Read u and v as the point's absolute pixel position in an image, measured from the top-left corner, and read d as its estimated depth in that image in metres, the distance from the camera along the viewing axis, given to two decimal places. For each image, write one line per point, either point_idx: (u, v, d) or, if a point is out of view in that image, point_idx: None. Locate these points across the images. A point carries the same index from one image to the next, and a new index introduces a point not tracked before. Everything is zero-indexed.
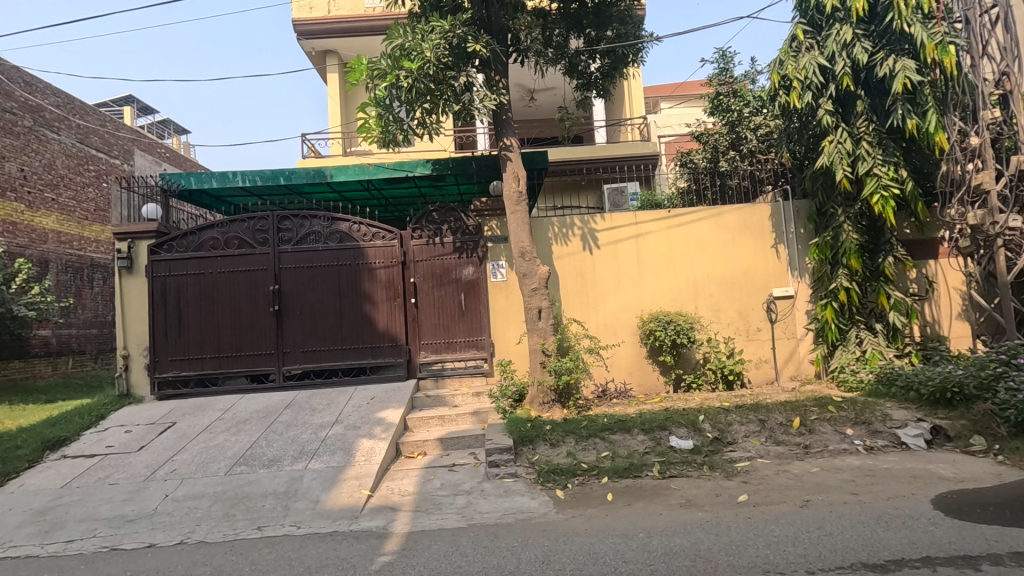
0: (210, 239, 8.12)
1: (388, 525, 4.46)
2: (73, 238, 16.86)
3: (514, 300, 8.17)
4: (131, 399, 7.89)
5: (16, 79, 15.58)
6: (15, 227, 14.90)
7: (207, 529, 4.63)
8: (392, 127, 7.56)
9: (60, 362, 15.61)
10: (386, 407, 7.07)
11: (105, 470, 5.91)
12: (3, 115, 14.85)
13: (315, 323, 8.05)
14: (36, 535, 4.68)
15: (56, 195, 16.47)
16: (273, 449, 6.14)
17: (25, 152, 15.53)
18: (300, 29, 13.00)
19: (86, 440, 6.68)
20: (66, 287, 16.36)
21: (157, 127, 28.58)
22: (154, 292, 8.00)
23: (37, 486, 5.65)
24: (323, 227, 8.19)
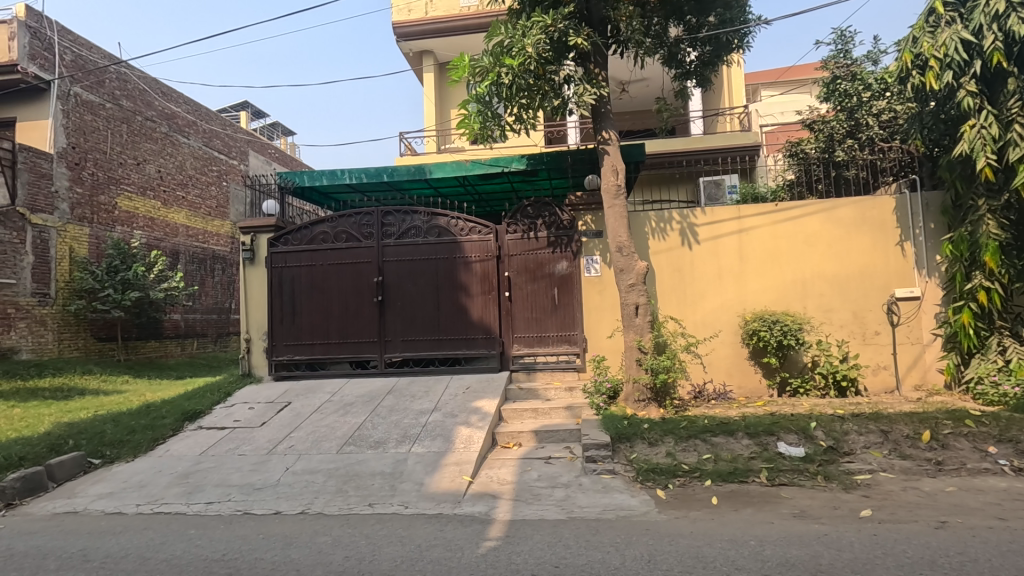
0: (321, 233, 8.70)
1: (490, 511, 4.59)
2: (199, 232, 18.75)
3: (608, 296, 8.08)
4: (253, 378, 8.65)
5: (156, 89, 17.51)
6: (153, 222, 16.87)
7: (324, 502, 4.99)
8: (490, 123, 7.67)
9: (187, 343, 17.40)
10: (481, 397, 7.25)
11: (234, 441, 6.53)
12: (144, 123, 16.76)
13: (414, 314, 8.40)
14: (182, 495, 5.28)
15: (186, 193, 18.35)
16: (378, 432, 6.50)
17: (161, 155, 17.44)
18: (399, 32, 13.58)
19: (217, 413, 7.41)
20: (193, 276, 18.18)
21: (269, 130, 31.01)
22: (272, 283, 8.70)
23: (180, 452, 6.35)
24: (423, 222, 8.52)
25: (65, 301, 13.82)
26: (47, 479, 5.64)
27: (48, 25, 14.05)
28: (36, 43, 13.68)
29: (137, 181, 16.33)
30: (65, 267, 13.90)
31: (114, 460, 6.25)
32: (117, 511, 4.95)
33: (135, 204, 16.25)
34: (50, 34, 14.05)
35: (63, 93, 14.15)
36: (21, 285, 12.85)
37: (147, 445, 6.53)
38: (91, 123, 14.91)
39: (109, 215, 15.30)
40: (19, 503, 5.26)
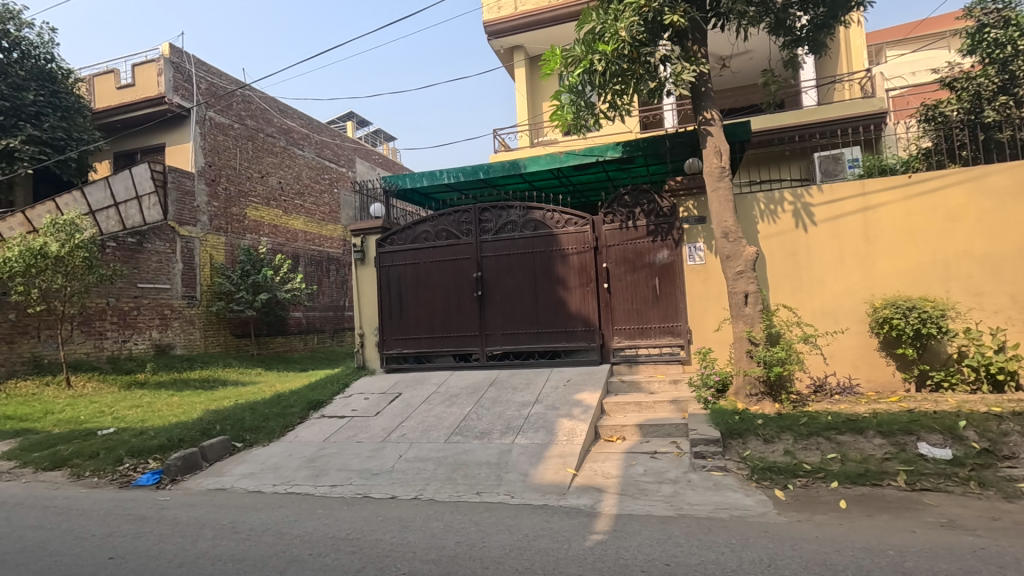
0: (423, 232, 9.08)
1: (595, 505, 4.56)
2: (315, 236, 20.37)
3: (713, 284, 7.68)
4: (366, 370, 9.23)
5: (275, 108, 19.22)
6: (276, 229, 18.59)
7: (435, 488, 5.23)
8: (583, 112, 7.60)
9: (309, 338, 18.99)
10: (583, 389, 7.22)
11: (352, 429, 7.04)
12: (265, 139, 18.49)
13: (513, 308, 8.53)
14: (311, 477, 5.78)
15: (303, 201, 20.00)
16: (483, 423, 6.69)
17: (281, 167, 19.11)
18: (490, 31, 13.81)
19: (337, 403, 8.02)
20: (311, 277, 19.80)
21: (372, 138, 32.87)
22: (381, 281, 9.22)
23: (307, 438, 6.96)
24: (520, 217, 8.61)
25: (208, 303, 15.69)
26: (201, 458, 6.43)
27: (187, 59, 15.92)
28: (178, 76, 15.54)
29: (261, 192, 18.09)
30: (207, 273, 15.81)
31: (253, 444, 6.98)
32: (257, 489, 5.54)
33: (261, 213, 17.99)
34: (189, 67, 15.92)
35: (201, 118, 15.97)
36: (174, 290, 14.76)
37: (279, 430, 7.23)
38: (223, 143, 16.71)
39: (240, 225, 17.07)
40: (181, 479, 6.05)
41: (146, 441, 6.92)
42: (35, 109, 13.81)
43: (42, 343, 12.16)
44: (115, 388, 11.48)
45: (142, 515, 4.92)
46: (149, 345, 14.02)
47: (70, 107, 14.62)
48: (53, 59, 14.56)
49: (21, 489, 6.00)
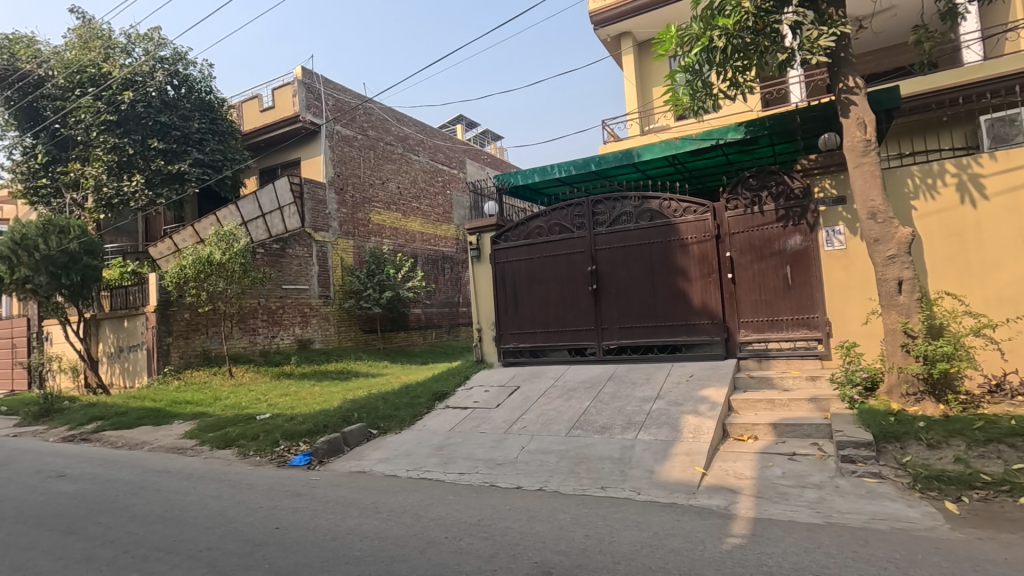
0: (536, 227, 9.14)
1: (729, 506, 4.32)
2: (431, 237, 21.39)
3: (857, 271, 6.96)
4: (485, 364, 9.52)
5: (393, 117, 20.43)
6: (397, 231, 19.83)
7: (559, 481, 5.27)
8: (701, 93, 7.15)
9: (428, 333, 20.01)
10: (708, 385, 6.88)
11: (475, 420, 7.32)
12: (385, 147, 19.73)
13: (629, 301, 8.34)
14: (440, 464, 6.10)
15: (419, 204, 21.08)
16: (603, 417, 6.62)
17: (400, 173, 20.29)
18: (596, 20, 13.57)
19: (459, 395, 8.38)
20: (428, 275, 20.82)
21: (480, 138, 33.79)
22: (497, 277, 9.45)
23: (434, 427, 7.35)
24: (635, 207, 8.38)
25: (340, 301, 17.15)
26: (343, 443, 7.04)
27: (317, 79, 17.48)
28: (310, 95, 17.12)
29: (383, 197, 19.38)
30: (339, 273, 17.29)
31: (387, 431, 7.50)
32: (393, 474, 5.96)
33: (383, 217, 19.29)
34: (319, 86, 17.45)
35: (329, 132, 17.45)
36: (311, 290, 16.32)
37: (409, 419, 7.71)
38: (349, 154, 18.14)
39: (365, 228, 18.42)
40: (327, 461, 6.69)
41: (296, 426, 7.73)
42: (199, 135, 15.94)
43: (210, 339, 14.06)
44: (267, 378, 12.97)
45: (298, 492, 5.50)
46: (293, 339, 15.62)
47: (225, 132, 16.72)
48: (211, 90, 16.73)
49: (202, 464, 6.99)
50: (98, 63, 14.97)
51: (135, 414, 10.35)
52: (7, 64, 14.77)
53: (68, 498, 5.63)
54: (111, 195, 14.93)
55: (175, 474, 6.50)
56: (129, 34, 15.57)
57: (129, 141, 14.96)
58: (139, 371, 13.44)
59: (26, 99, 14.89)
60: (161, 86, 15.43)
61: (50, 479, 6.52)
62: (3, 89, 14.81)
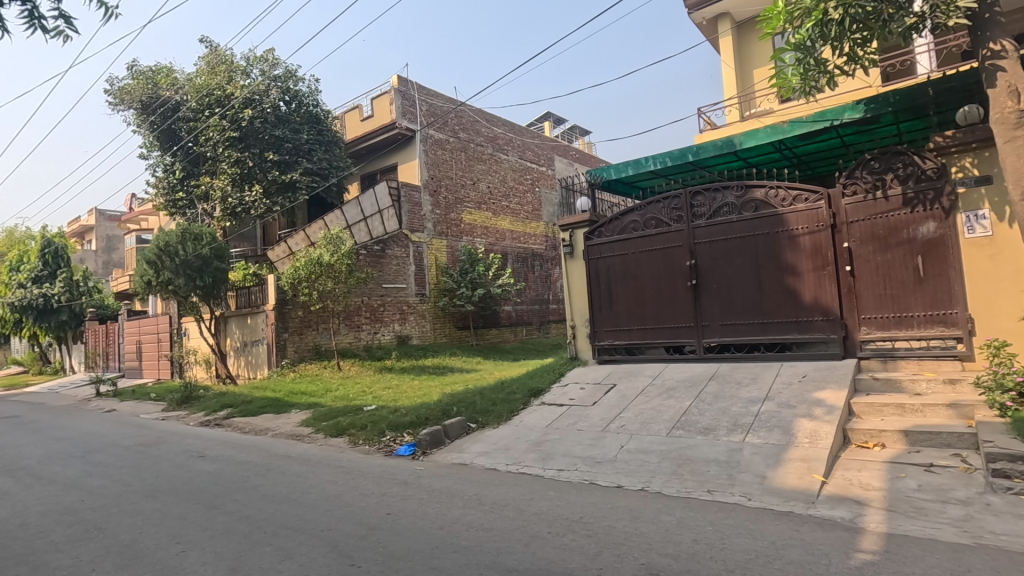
0: (631, 222, 8.94)
1: (856, 519, 3.97)
2: (520, 234, 21.57)
3: (1005, 261, 6.14)
4: (579, 361, 9.46)
5: (483, 117, 20.82)
6: (488, 230, 20.25)
7: (662, 482, 5.12)
8: (813, 71, 6.60)
9: (519, 330, 20.25)
10: (824, 387, 6.37)
11: (572, 417, 7.30)
12: (475, 148, 20.16)
13: (732, 296, 7.92)
14: (538, 459, 6.14)
15: (509, 202, 21.32)
16: (707, 418, 6.34)
17: (490, 172, 20.65)
18: (691, 4, 12.99)
19: (555, 391, 8.39)
20: (518, 273, 21.02)
21: (567, 133, 33.57)
22: (590, 274, 9.35)
23: (531, 423, 7.42)
24: (738, 197, 7.94)
25: (435, 299, 17.80)
26: (445, 435, 7.30)
27: (412, 87, 18.22)
28: (406, 102, 17.90)
29: (474, 197, 19.85)
30: (434, 272, 17.95)
31: (485, 425, 7.68)
32: (493, 467, 6.09)
33: (474, 217, 19.76)
34: (413, 93, 18.18)
35: (423, 137, 18.15)
36: (409, 288, 17.07)
37: (506, 415, 7.84)
38: (442, 157, 18.76)
39: (458, 228, 18.97)
40: (430, 452, 6.97)
41: (400, 418, 8.12)
42: (308, 146, 17.18)
43: (320, 335, 15.15)
44: (371, 372, 13.77)
45: (405, 480, 5.78)
46: (393, 335, 16.45)
47: (331, 141, 17.90)
48: (318, 103, 17.94)
49: (319, 451, 7.55)
50: (223, 86, 16.53)
51: (259, 403, 11.40)
52: (151, 93, 16.86)
53: (209, 476, 6.31)
54: (235, 205, 16.59)
55: (295, 458, 7.08)
56: (248, 57, 17.10)
57: (249, 155, 16.49)
58: (261, 364, 14.78)
59: (166, 123, 16.89)
60: (274, 102, 16.80)
61: (193, 458, 7.35)
62: (149, 115, 16.99)
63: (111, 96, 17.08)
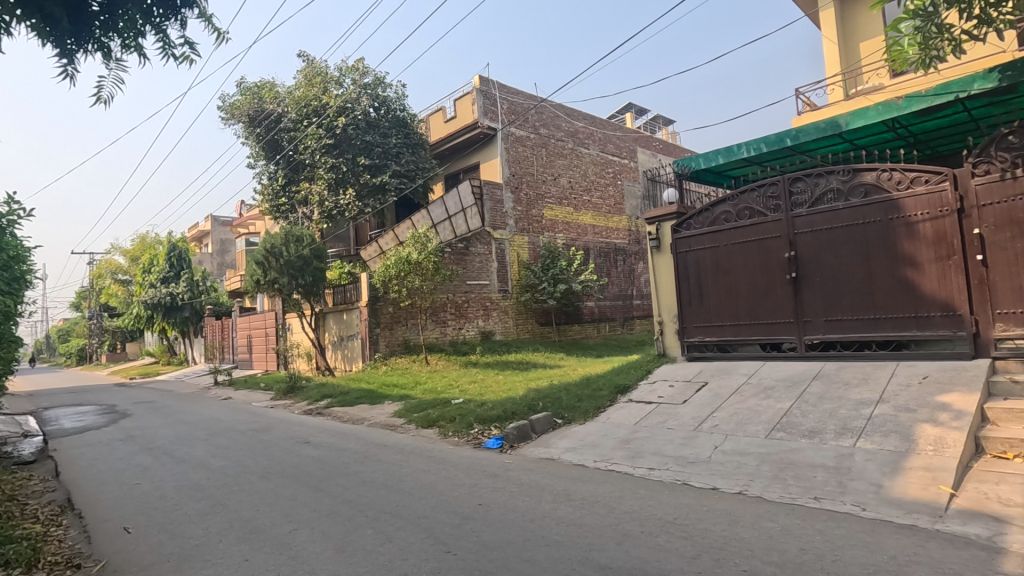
0: (722, 213, 8.54)
1: (995, 538, 3.54)
2: (603, 229, 21.24)
3: None
4: (668, 358, 9.18)
5: (564, 112, 20.67)
6: (569, 225, 20.12)
7: (762, 486, 4.84)
8: (935, 39, 5.84)
9: (602, 326, 19.99)
10: (949, 390, 5.74)
11: (661, 415, 7.10)
12: (556, 143, 20.09)
13: (838, 290, 7.33)
14: (627, 457, 6.02)
15: (591, 197, 21.04)
16: (810, 420, 5.93)
17: (571, 167, 20.49)
18: None
19: (642, 388, 8.21)
20: (601, 268, 20.69)
21: (650, 124, 32.53)
22: (679, 268, 9.03)
23: (619, 420, 7.29)
24: (844, 182, 7.34)
25: (517, 295, 17.98)
26: (531, 430, 7.36)
27: (493, 86, 18.46)
28: (487, 101, 18.18)
29: (555, 193, 19.81)
30: (516, 269, 18.13)
31: (571, 421, 7.66)
32: (581, 463, 6.05)
33: (556, 212, 19.72)
34: (495, 92, 18.42)
35: (505, 135, 18.35)
36: (492, 285, 17.36)
37: (593, 411, 7.77)
38: (523, 154, 18.88)
39: (539, 224, 19.02)
40: (518, 445, 7.07)
41: (488, 411, 8.28)
42: (396, 150, 17.94)
43: (409, 330, 15.80)
44: (457, 366, 14.18)
45: (494, 473, 5.89)
46: (477, 331, 16.80)
47: (417, 143, 18.59)
48: (404, 108, 18.66)
49: (412, 441, 7.88)
50: (319, 97, 17.63)
51: (355, 394, 12.09)
52: (257, 107, 18.32)
53: (314, 461, 6.79)
54: (331, 208, 17.68)
55: (390, 448, 7.44)
56: (341, 68, 18.09)
57: (343, 160, 17.48)
58: (355, 357, 15.66)
59: (270, 134, 18.28)
60: (365, 109, 17.66)
61: (300, 444, 7.93)
62: (256, 128, 18.48)
63: (224, 112, 18.75)
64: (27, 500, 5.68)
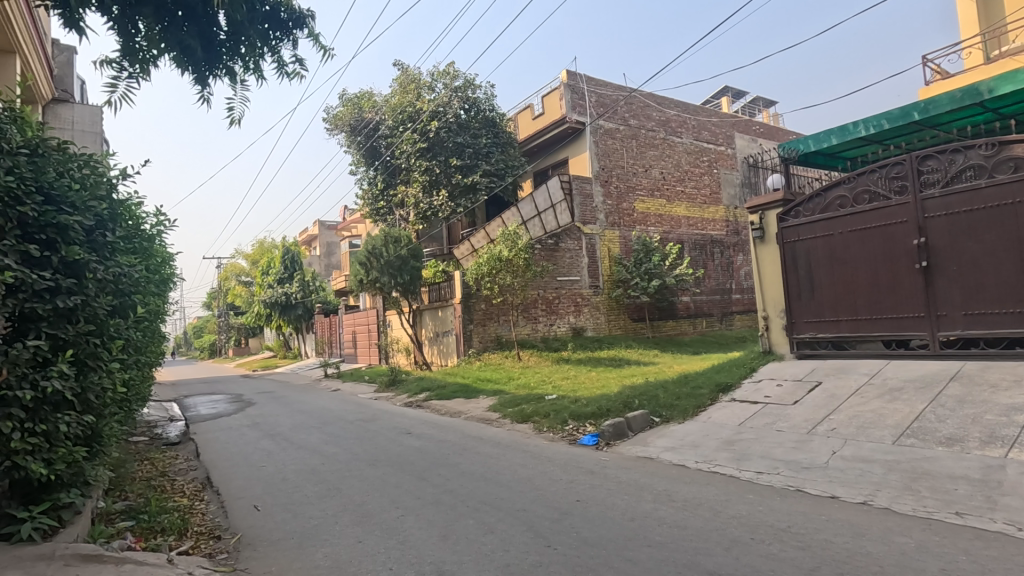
0: (837, 198, 7.85)
1: None
2: (698, 220, 20.32)
3: None
4: (774, 355, 8.62)
5: (654, 101, 19.98)
6: (662, 218, 19.45)
7: (891, 497, 4.40)
8: None
9: (698, 322, 19.15)
10: None
11: (769, 416, 6.66)
12: (647, 134, 19.47)
13: (981, 280, 6.48)
14: (732, 459, 5.72)
15: (685, 187, 20.20)
16: (948, 427, 5.29)
17: (663, 158, 19.77)
18: None
19: (746, 387, 7.77)
20: (697, 261, 19.80)
21: (749, 107, 30.54)
22: (785, 259, 8.41)
23: (721, 420, 6.95)
24: (987, 157, 6.47)
25: (609, 290, 17.68)
26: (627, 428, 7.21)
27: (581, 79, 18.27)
28: (575, 96, 18.04)
29: (647, 185, 19.24)
30: (607, 264, 17.83)
31: (670, 419, 7.41)
32: (682, 464, 5.83)
33: (647, 205, 19.15)
34: (583, 85, 18.22)
35: (593, 128, 18.10)
36: (582, 280, 17.22)
37: (692, 410, 7.46)
38: (613, 146, 18.52)
39: (630, 218, 18.57)
40: (614, 443, 6.95)
41: (582, 408, 8.23)
42: (486, 149, 18.33)
43: (501, 326, 16.08)
44: (549, 362, 14.23)
45: (591, 469, 5.84)
46: (568, 327, 16.75)
47: (506, 142, 18.88)
48: (493, 108, 18.96)
49: (508, 435, 8.01)
50: (413, 103, 18.37)
51: (451, 387, 12.52)
52: (358, 117, 19.45)
53: (416, 451, 7.11)
54: (426, 209, 18.40)
55: (486, 441, 7.62)
56: (432, 73, 18.72)
57: (436, 163, 18.11)
58: (450, 353, 16.21)
59: (369, 141, 19.33)
60: (456, 111, 18.17)
61: (402, 435, 8.34)
62: (357, 136, 19.65)
63: (328, 123, 20.11)
64: (175, 476, 6.46)
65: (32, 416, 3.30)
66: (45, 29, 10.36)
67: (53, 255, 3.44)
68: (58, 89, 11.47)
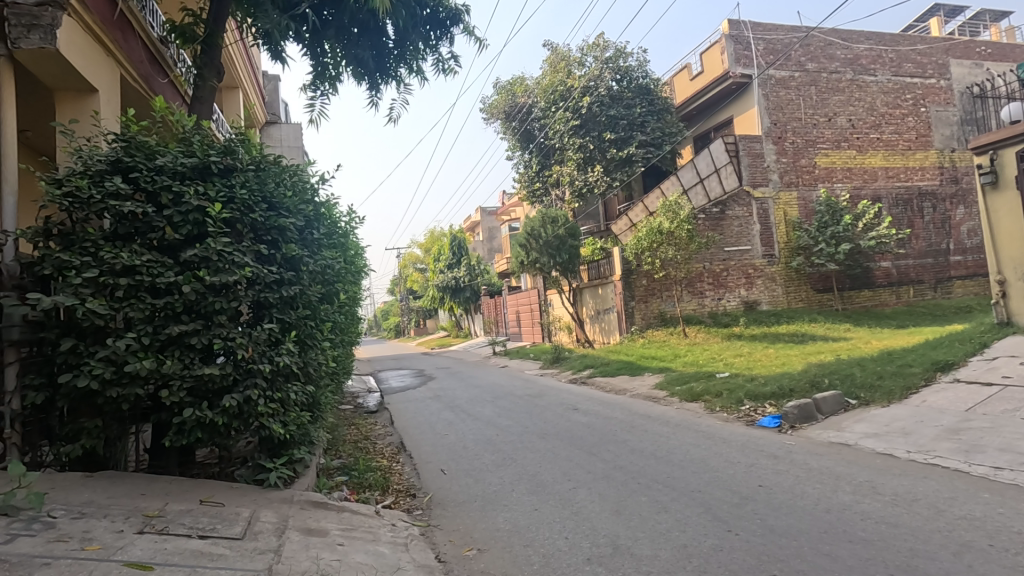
0: None
1: None
2: (900, 171, 17.23)
3: None
4: (1015, 328, 7.12)
5: (838, 37, 17.28)
6: (852, 171, 16.89)
7: None
8: None
9: (903, 291, 16.41)
10: None
11: (1011, 402, 5.49)
12: (830, 77, 16.97)
13: None
14: (958, 451, 4.82)
15: (881, 133, 17.28)
16: None
17: (851, 103, 17.10)
18: None
19: (976, 367, 6.48)
20: (899, 220, 16.89)
21: (970, 26, 24.77)
22: None
23: (940, 405, 5.89)
24: None
25: (787, 259, 15.97)
26: (816, 411, 6.47)
27: (745, 27, 16.55)
28: (739, 46, 16.40)
29: (830, 136, 16.87)
30: (784, 230, 16.09)
31: (870, 402, 6.48)
32: (889, 453, 5.07)
33: (832, 158, 16.79)
34: (748, 33, 16.48)
35: (762, 80, 16.34)
36: (754, 250, 15.79)
37: (900, 392, 6.43)
38: (786, 97, 16.53)
39: (811, 176, 16.48)
40: (800, 426, 6.28)
41: (761, 387, 7.59)
42: (641, 119, 17.61)
43: (664, 302, 15.52)
44: (718, 338, 13.41)
45: (775, 454, 5.37)
46: (739, 301, 15.55)
47: (662, 109, 17.96)
48: (647, 74, 18.10)
49: (678, 414, 7.71)
50: (564, 81, 18.31)
51: (615, 365, 12.46)
52: (511, 102, 20.01)
53: (585, 427, 7.22)
54: (581, 186, 18.31)
55: (655, 419, 7.43)
56: (581, 48, 18.44)
57: (590, 139, 17.91)
58: (612, 330, 16.10)
59: (524, 125, 19.79)
60: (608, 84, 17.71)
61: (570, 410, 8.52)
62: (512, 122, 20.27)
63: (485, 112, 21.01)
64: (376, 439, 7.43)
65: (270, 385, 3.98)
66: (256, 64, 12.33)
67: (276, 252, 4.11)
68: (269, 113, 13.60)
